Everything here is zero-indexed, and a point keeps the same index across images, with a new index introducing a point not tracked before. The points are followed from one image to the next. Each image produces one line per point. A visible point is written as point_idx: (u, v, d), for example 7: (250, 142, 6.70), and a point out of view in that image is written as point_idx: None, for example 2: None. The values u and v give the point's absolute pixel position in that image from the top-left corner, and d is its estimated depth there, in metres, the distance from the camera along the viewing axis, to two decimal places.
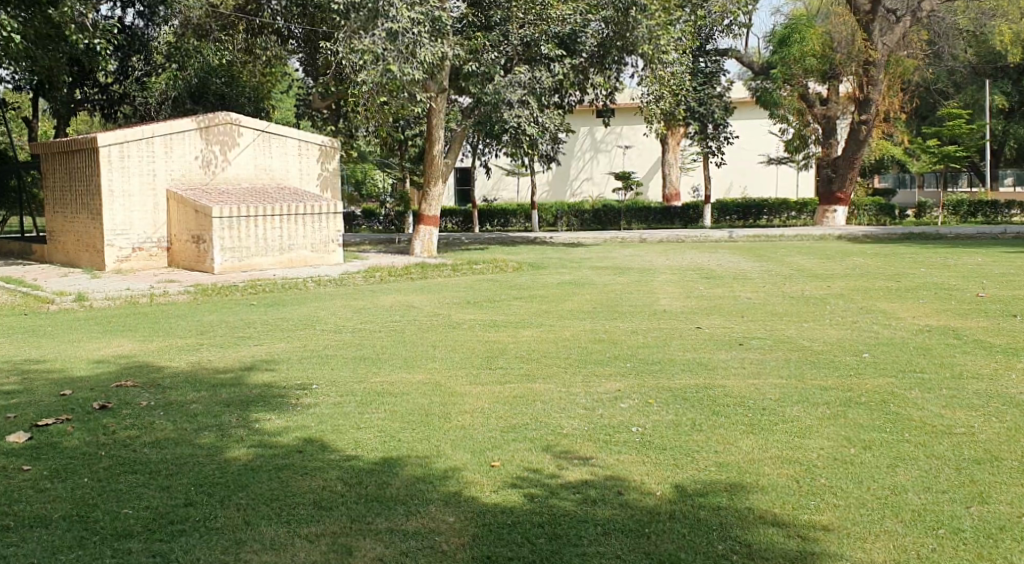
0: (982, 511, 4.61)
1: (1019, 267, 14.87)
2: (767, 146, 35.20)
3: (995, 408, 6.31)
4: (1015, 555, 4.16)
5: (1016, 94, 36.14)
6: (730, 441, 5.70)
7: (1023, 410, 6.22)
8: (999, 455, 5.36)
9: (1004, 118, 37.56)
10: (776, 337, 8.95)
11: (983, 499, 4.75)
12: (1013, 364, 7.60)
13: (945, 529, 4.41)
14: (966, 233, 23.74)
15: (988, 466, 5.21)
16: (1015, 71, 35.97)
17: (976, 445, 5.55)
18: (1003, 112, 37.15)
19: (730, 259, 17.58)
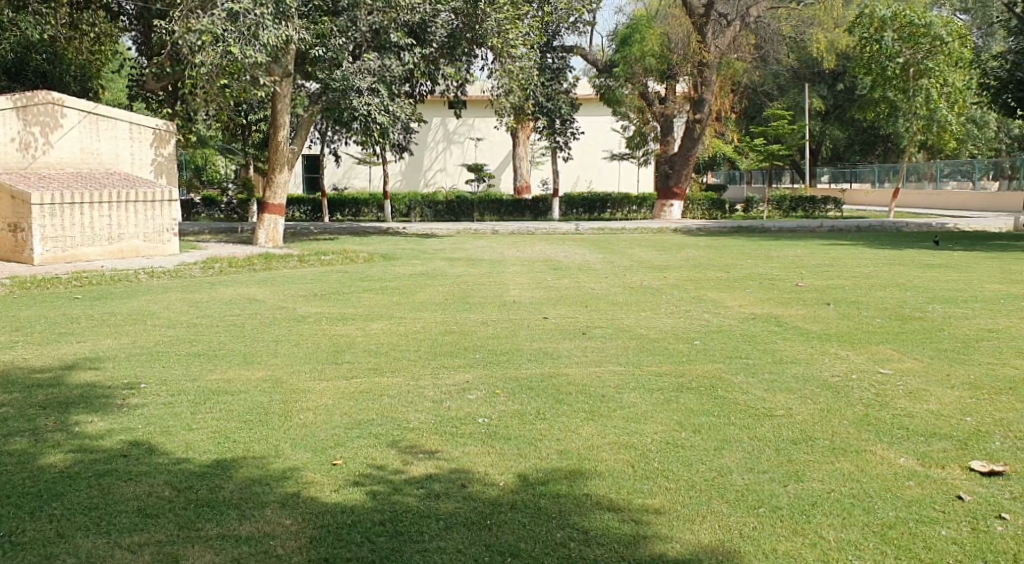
0: (797, 489, 4.94)
1: (833, 258, 15.92)
2: (612, 142, 36.17)
3: (811, 390, 6.71)
4: (825, 530, 4.48)
5: (830, 97, 39.30)
6: (572, 428, 5.80)
7: (834, 392, 6.66)
8: (812, 436, 5.72)
9: (821, 119, 40.63)
10: (619, 327, 9.15)
11: (798, 477, 5.09)
12: (827, 349, 8.09)
13: (764, 508, 4.69)
14: (788, 227, 25.15)
15: (804, 446, 5.55)
16: (830, 76, 39.11)
17: (794, 427, 5.88)
18: (820, 114, 40.08)
19: (576, 251, 17.93)
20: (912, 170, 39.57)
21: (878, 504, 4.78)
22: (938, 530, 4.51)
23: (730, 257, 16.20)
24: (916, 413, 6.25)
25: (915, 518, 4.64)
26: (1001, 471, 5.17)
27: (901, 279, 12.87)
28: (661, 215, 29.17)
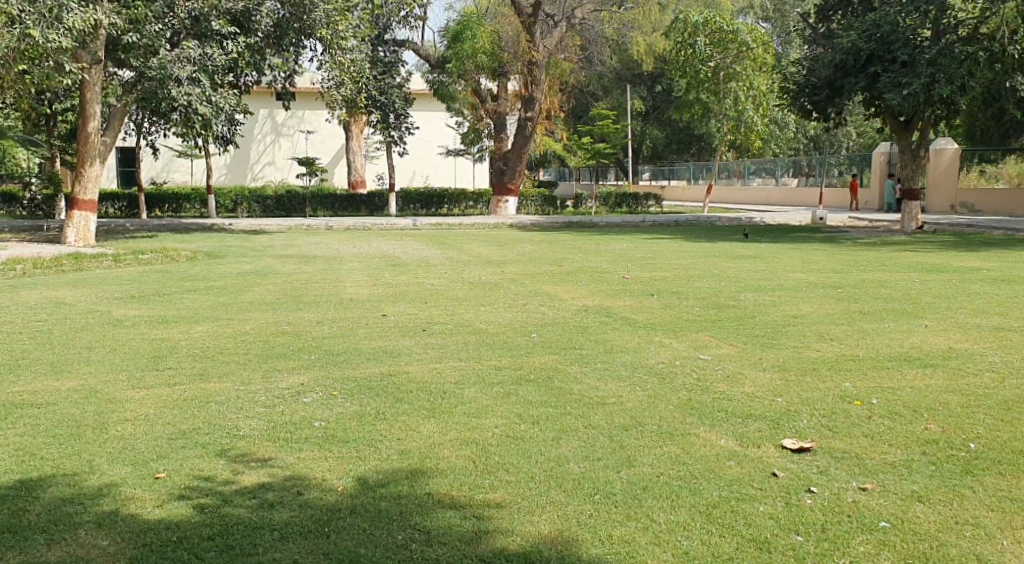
0: (630, 474, 5.09)
1: (658, 251, 16.55)
2: (446, 138, 36.20)
3: (639, 377, 6.89)
4: (657, 513, 4.64)
5: (650, 97, 41.26)
6: (412, 427, 5.68)
7: (661, 379, 6.87)
8: (642, 421, 5.88)
9: (642, 119, 42.58)
10: (457, 322, 9.08)
11: (632, 462, 5.24)
12: (654, 337, 8.34)
13: (600, 495, 4.81)
14: (615, 221, 25.96)
15: (635, 431, 5.70)
16: (650, 78, 41.05)
17: (625, 413, 6.02)
18: (641, 114, 41.99)
19: (412, 246, 17.78)
20: (723, 169, 41.77)
21: (704, 485, 4.99)
22: (756, 507, 4.76)
23: (562, 252, 16.51)
24: (734, 395, 6.52)
25: (735, 496, 4.87)
26: (808, 447, 5.51)
27: (718, 269, 13.49)
28: (497, 210, 29.46)
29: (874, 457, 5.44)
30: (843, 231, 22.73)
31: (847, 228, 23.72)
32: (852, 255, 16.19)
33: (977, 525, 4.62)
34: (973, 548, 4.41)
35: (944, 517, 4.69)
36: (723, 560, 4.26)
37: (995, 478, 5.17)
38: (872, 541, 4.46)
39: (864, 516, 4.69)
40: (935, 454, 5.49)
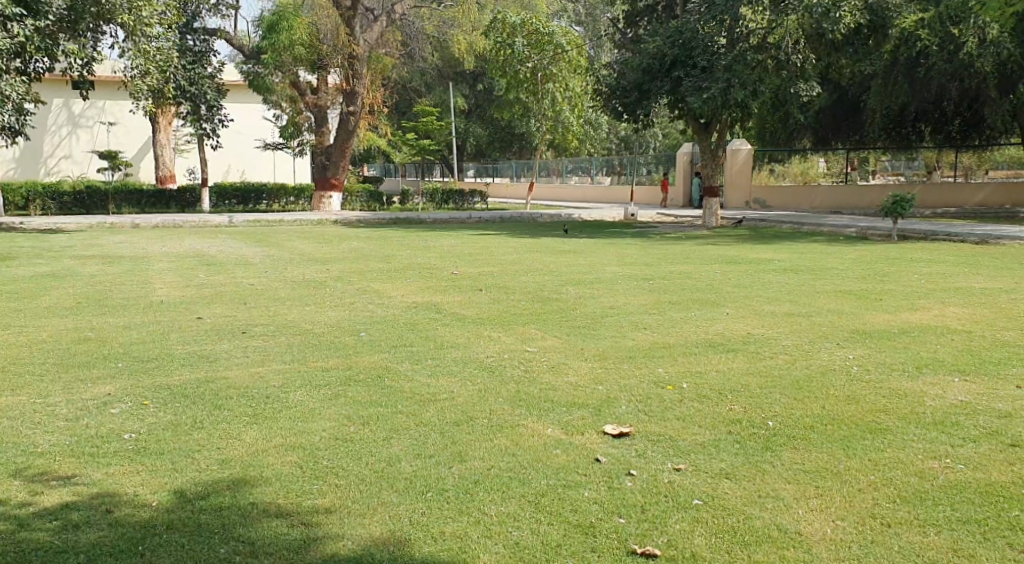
0: (461, 469, 5.04)
1: (483, 247, 16.65)
2: (263, 131, 35.05)
3: (469, 372, 6.86)
4: (488, 506, 4.64)
5: (472, 95, 41.61)
6: (234, 434, 5.41)
7: (491, 373, 6.86)
8: (474, 416, 5.84)
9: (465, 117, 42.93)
10: (279, 323, 8.75)
11: (463, 458, 5.19)
12: (482, 332, 8.34)
13: (432, 492, 4.75)
14: (440, 218, 25.93)
15: (466, 427, 5.65)
16: (471, 77, 41.42)
17: (456, 408, 5.97)
18: (463, 112, 42.24)
19: (231, 245, 17.05)
20: (543, 167, 42.61)
21: (532, 474, 5.01)
22: (582, 493, 4.83)
23: (389, 249, 16.29)
24: (560, 386, 6.60)
25: (562, 483, 4.93)
26: (628, 432, 5.65)
27: (541, 264, 13.70)
28: (320, 206, 28.84)
29: (687, 438, 5.66)
30: (655, 226, 23.70)
31: (660, 224, 24.74)
32: (664, 249, 16.86)
33: (778, 497, 4.89)
34: (774, 518, 4.66)
35: (750, 492, 4.94)
36: (550, 547, 4.31)
37: (792, 452, 5.53)
38: (686, 518, 4.62)
39: (680, 495, 4.86)
40: (739, 433, 5.80)
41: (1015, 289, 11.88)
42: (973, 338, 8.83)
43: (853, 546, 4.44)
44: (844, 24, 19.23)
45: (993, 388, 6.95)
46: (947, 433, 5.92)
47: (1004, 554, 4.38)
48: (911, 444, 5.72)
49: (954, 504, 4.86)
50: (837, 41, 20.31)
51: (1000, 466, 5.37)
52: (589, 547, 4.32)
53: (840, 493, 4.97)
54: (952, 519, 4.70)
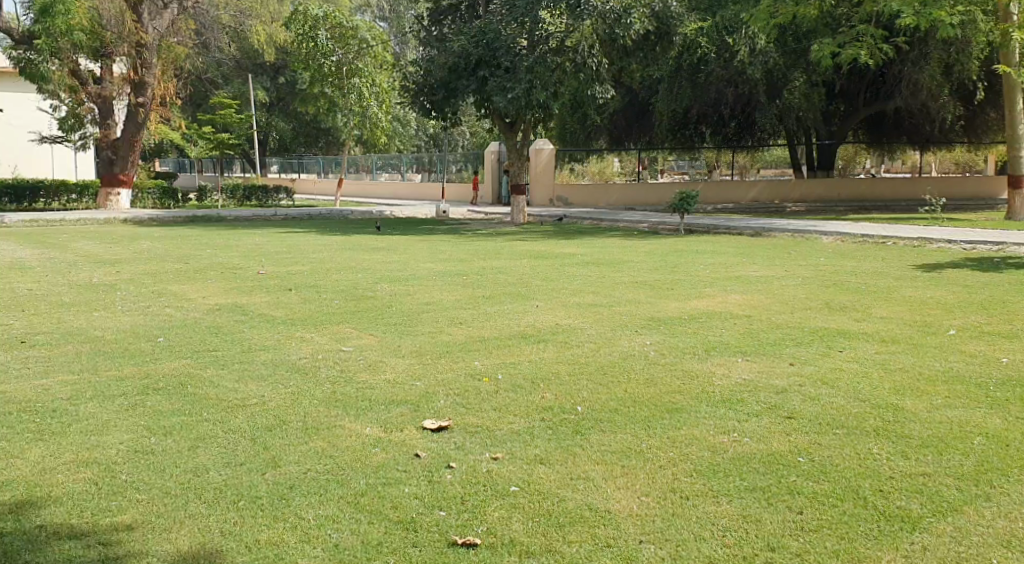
0: (275, 475, 4.85)
1: (290, 245, 16.16)
2: (39, 123, 32.33)
3: (280, 375, 6.62)
4: (305, 510, 4.49)
5: (272, 89, 40.28)
6: (16, 454, 4.95)
7: (303, 374, 6.66)
8: (287, 419, 5.64)
9: (266, 111, 41.50)
10: (65, 330, 8.10)
11: (277, 463, 4.99)
12: (293, 333, 8.07)
13: (245, 500, 4.55)
14: (242, 215, 24.93)
15: (279, 431, 5.45)
16: (272, 69, 40.05)
17: (267, 413, 5.74)
18: (264, 106, 40.80)
19: (6, 247, 15.61)
20: (351, 162, 41.77)
21: (350, 475, 4.90)
22: (402, 489, 4.77)
23: (188, 248, 15.48)
24: (376, 384, 6.49)
25: (381, 482, 4.84)
26: (446, 425, 5.64)
27: (351, 262, 13.46)
28: (107, 204, 27.06)
29: (502, 428, 5.72)
30: (463, 222, 23.88)
31: (467, 220, 24.95)
32: (471, 245, 17.00)
33: (588, 478, 5.05)
34: (586, 499, 4.79)
35: (563, 475, 5.05)
36: (372, 546, 4.23)
37: (600, 435, 5.72)
38: (505, 505, 4.66)
39: (498, 484, 4.90)
40: (551, 419, 5.94)
41: (787, 277, 12.90)
42: (753, 322, 9.51)
43: (657, 520, 4.63)
44: (635, 30, 20.29)
45: (773, 365, 7.52)
46: (734, 409, 6.33)
47: (786, 516, 4.72)
48: (703, 421, 6.07)
49: (742, 474, 5.19)
50: (628, 46, 21.30)
51: (780, 436, 5.80)
52: (410, 543, 4.27)
53: (644, 471, 5.19)
54: (741, 488, 5.02)
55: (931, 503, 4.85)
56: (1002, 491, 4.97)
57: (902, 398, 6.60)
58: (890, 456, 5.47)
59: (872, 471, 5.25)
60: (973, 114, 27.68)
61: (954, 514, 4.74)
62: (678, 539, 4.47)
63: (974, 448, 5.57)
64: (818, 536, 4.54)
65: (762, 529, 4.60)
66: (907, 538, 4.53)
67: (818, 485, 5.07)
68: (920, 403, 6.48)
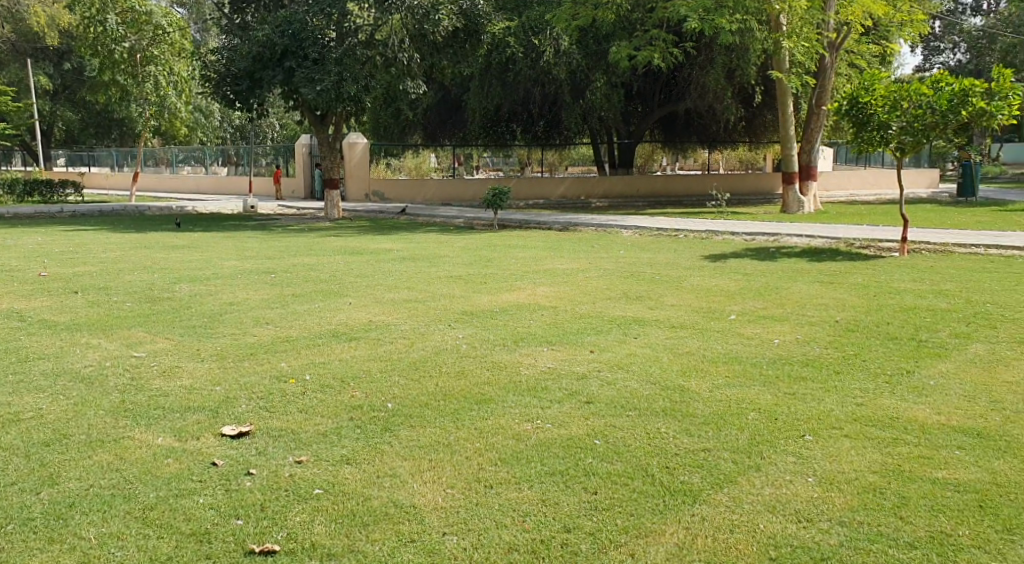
0: (52, 494, 4.54)
1: (77, 244, 15.10)
2: None
3: (62, 385, 6.18)
4: (85, 529, 4.25)
5: (57, 75, 37.41)
6: None
7: (89, 383, 6.25)
8: (67, 433, 5.28)
9: (51, 99, 38.50)
10: None
11: (54, 481, 4.68)
12: (77, 339, 7.55)
13: (15, 524, 4.25)
14: (23, 212, 23.05)
15: (59, 446, 5.10)
16: (56, 54, 37.14)
17: (45, 427, 5.35)
18: (48, 94, 37.84)
19: None
20: (148, 156, 38.98)
21: (138, 488, 4.65)
22: (195, 500, 4.57)
23: None
24: (170, 390, 6.19)
25: (172, 493, 4.63)
26: (247, 431, 5.45)
27: (146, 261, 12.73)
28: None
29: (307, 429, 5.59)
30: (271, 218, 23.15)
31: (275, 216, 24.21)
32: (278, 241, 16.52)
33: (393, 474, 5.02)
34: (390, 496, 4.77)
35: (368, 474, 5.00)
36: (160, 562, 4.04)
37: (407, 431, 5.71)
38: (306, 509, 4.56)
39: (299, 487, 4.79)
40: (358, 418, 5.88)
41: (590, 269, 13.35)
42: (558, 313, 9.77)
43: (459, 511, 4.67)
44: (443, 27, 20.51)
45: (575, 353, 7.77)
46: (537, 397, 6.49)
47: (580, 498, 4.89)
48: (508, 410, 6.19)
49: (543, 459, 5.35)
50: (436, 42, 21.48)
51: (579, 421, 6.01)
52: (202, 555, 4.11)
53: (449, 463, 5.23)
54: (541, 473, 5.16)
55: (711, 477, 5.16)
56: (771, 460, 5.36)
57: (689, 379, 7.00)
58: (676, 434, 5.79)
59: (659, 449, 5.54)
60: (752, 117, 29.91)
61: (729, 485, 5.05)
62: (479, 528, 4.53)
63: (747, 422, 5.98)
64: (609, 514, 4.73)
65: (559, 511, 4.73)
66: (689, 510, 4.79)
67: (612, 466, 5.29)
68: (704, 383, 6.89)
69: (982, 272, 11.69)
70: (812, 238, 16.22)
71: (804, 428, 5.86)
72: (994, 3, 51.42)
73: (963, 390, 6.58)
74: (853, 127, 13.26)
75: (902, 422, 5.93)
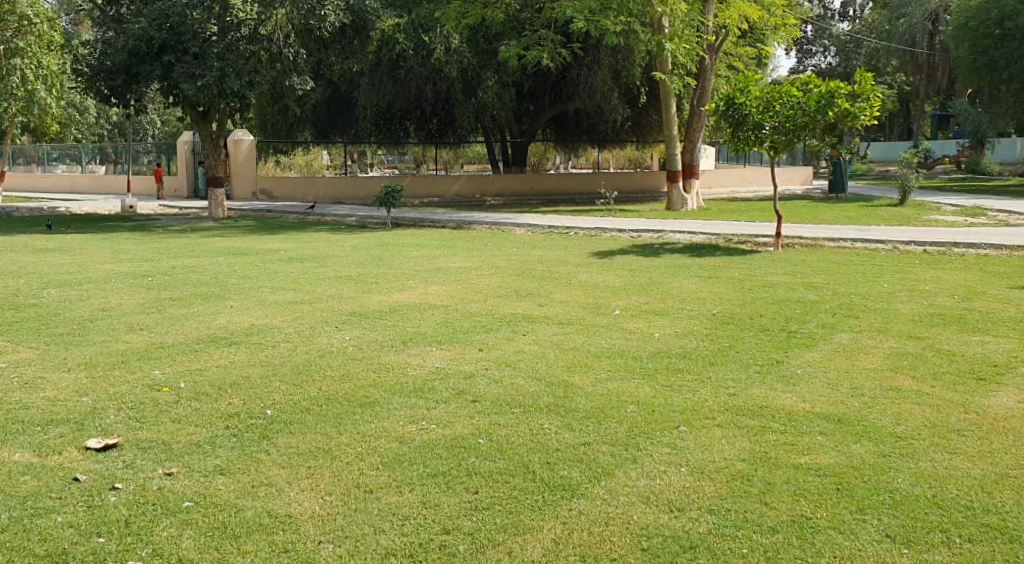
0: None
1: None
2: None
3: None
4: None
5: None
6: None
7: None
8: None
9: None
10: None
11: None
12: None
13: None
14: None
15: None
16: None
17: None
18: None
19: None
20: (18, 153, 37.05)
21: None
22: (54, 519, 4.40)
23: None
24: (33, 404, 5.91)
25: (30, 514, 4.44)
26: (115, 443, 5.26)
27: (13, 266, 12.10)
28: None
29: (180, 440, 5.43)
30: (152, 218, 22.35)
31: (157, 216, 23.40)
32: (160, 243, 15.95)
33: (270, 483, 4.92)
34: (265, 505, 4.67)
35: (243, 484, 4.89)
36: None
37: (287, 438, 5.61)
38: (173, 523, 4.44)
39: (169, 501, 4.64)
40: (235, 426, 5.73)
41: (481, 267, 13.38)
42: (447, 312, 9.76)
43: (336, 518, 4.60)
44: (329, 23, 20.45)
45: (463, 352, 7.77)
46: (423, 397, 6.47)
47: (462, 498, 4.89)
48: (394, 412, 6.15)
49: (425, 461, 5.33)
50: (323, 38, 21.24)
51: (463, 420, 6.01)
52: None
53: (328, 470, 5.16)
54: (422, 475, 5.15)
55: (589, 471, 5.24)
56: (647, 452, 5.48)
57: (572, 374, 7.10)
58: (558, 430, 5.85)
59: (541, 446, 5.59)
60: (638, 117, 30.59)
61: (606, 479, 5.14)
62: (356, 534, 4.48)
63: (626, 415, 6.10)
64: (489, 514, 4.74)
65: (439, 513, 4.73)
66: (566, 505, 4.85)
67: (493, 464, 5.31)
68: (587, 378, 7.00)
69: (851, 265, 12.23)
70: (695, 234, 16.67)
71: (680, 420, 6.02)
72: (859, 10, 54.02)
73: (828, 378, 6.87)
74: (729, 126, 13.71)
75: (770, 411, 6.15)
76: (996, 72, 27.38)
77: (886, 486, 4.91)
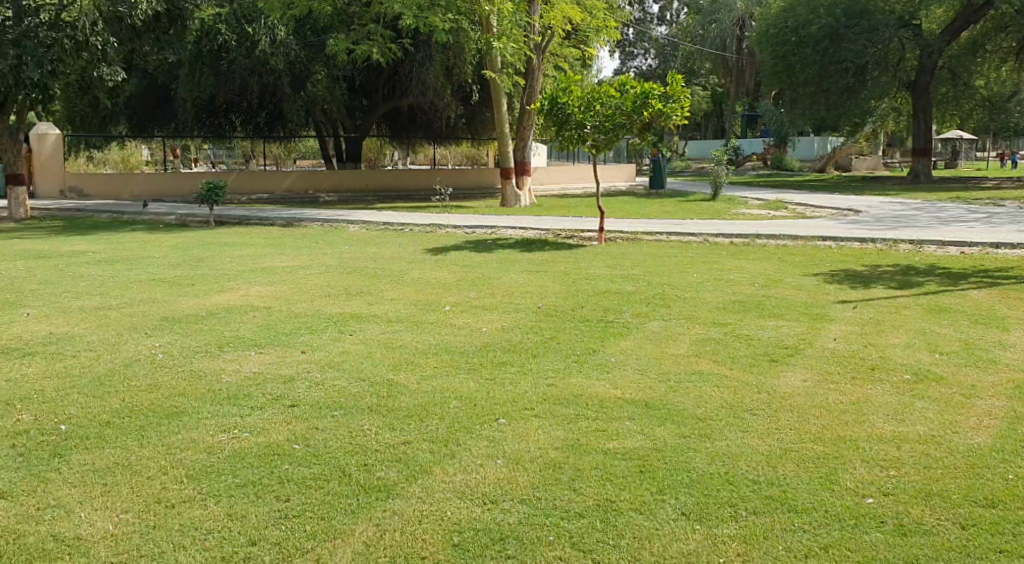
0: None
1: None
2: None
3: None
4: None
5: None
6: None
7: None
8: None
9: None
10: None
11: None
12: None
13: None
14: None
15: None
16: None
17: None
18: None
19: None
20: None
21: None
22: None
23: None
24: None
25: None
26: None
27: None
28: None
29: None
30: None
31: None
32: None
33: (60, 506, 4.69)
34: (51, 530, 4.48)
35: (27, 508, 4.66)
36: None
37: (83, 454, 5.31)
38: None
39: None
40: (25, 446, 5.37)
41: (309, 265, 13.09)
42: (271, 313, 9.47)
43: (131, 538, 4.43)
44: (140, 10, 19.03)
45: (284, 355, 7.57)
46: (237, 405, 6.25)
47: (271, 507, 4.76)
48: (204, 421, 5.91)
49: (234, 471, 5.15)
50: (136, 26, 20.07)
51: (279, 426, 5.85)
52: None
53: (126, 486, 4.92)
54: (230, 486, 4.97)
55: (406, 471, 5.21)
56: (465, 447, 5.51)
57: (396, 373, 7.05)
58: (377, 430, 5.79)
59: (358, 448, 5.51)
60: (471, 114, 30.66)
61: (422, 477, 5.13)
62: (152, 554, 4.32)
63: (447, 412, 6.11)
64: (299, 521, 4.64)
65: (246, 524, 4.59)
66: (380, 507, 4.81)
67: (308, 470, 5.19)
68: (410, 376, 6.96)
69: (667, 257, 12.77)
70: (527, 230, 16.92)
71: (499, 413, 6.08)
72: (676, 14, 56.36)
73: (639, 364, 7.15)
74: (554, 124, 14.00)
75: (585, 399, 6.31)
76: (794, 76, 29.26)
77: (684, 466, 5.14)
